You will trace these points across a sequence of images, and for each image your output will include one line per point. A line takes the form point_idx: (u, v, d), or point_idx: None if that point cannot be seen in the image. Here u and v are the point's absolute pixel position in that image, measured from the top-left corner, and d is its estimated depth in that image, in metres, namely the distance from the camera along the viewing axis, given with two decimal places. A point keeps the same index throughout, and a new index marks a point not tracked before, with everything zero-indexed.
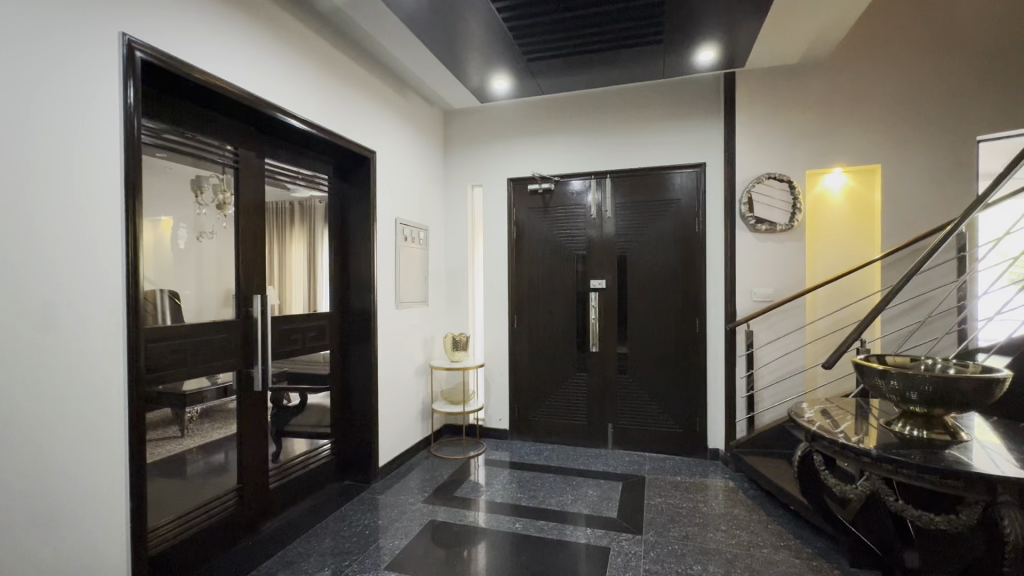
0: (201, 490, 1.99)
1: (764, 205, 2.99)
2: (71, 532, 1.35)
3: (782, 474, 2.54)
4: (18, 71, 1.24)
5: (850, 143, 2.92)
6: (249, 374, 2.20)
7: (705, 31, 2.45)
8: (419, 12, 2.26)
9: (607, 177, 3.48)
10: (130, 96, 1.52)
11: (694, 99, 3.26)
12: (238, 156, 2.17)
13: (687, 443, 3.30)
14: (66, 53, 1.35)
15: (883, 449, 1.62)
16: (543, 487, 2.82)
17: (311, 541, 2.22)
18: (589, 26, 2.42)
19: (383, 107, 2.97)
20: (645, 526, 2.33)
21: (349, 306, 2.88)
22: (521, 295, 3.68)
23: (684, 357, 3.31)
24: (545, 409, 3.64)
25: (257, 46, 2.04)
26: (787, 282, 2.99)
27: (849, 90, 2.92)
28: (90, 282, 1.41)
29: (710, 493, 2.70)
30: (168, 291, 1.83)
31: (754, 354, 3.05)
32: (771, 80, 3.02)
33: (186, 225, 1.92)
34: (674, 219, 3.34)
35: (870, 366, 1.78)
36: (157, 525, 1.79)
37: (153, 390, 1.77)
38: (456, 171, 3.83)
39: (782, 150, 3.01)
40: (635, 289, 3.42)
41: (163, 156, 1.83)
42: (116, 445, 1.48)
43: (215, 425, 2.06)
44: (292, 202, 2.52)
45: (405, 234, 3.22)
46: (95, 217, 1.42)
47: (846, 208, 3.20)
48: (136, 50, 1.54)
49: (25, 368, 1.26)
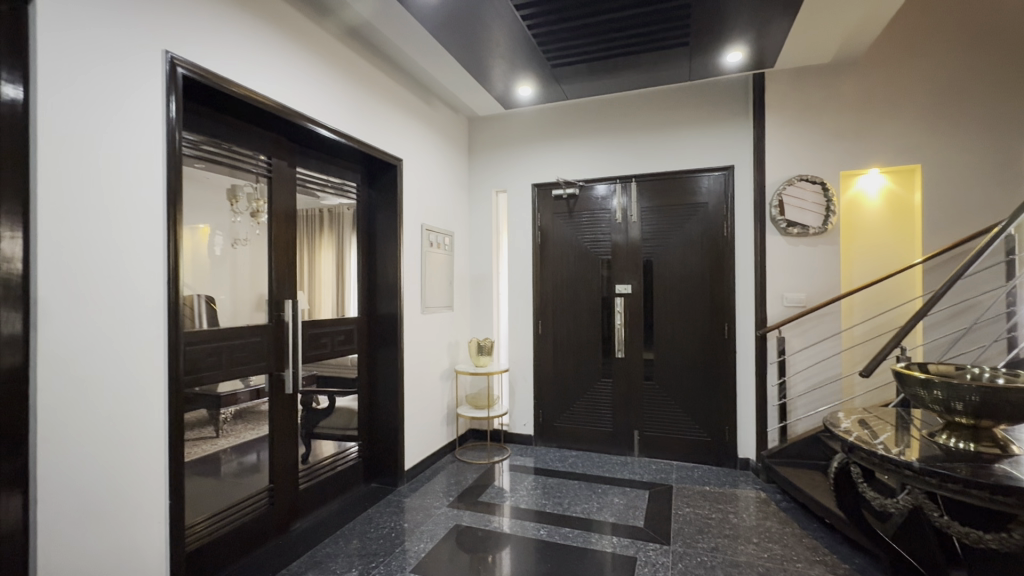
0: (234, 488, 2.05)
1: (796, 207, 2.90)
2: (115, 525, 1.42)
3: (817, 486, 2.45)
4: (74, 91, 1.33)
5: (887, 143, 2.81)
6: (280, 377, 2.26)
7: (732, 31, 2.41)
8: (443, 22, 2.30)
9: (632, 181, 3.45)
10: (173, 111, 1.60)
11: (722, 101, 3.20)
12: (271, 165, 2.24)
13: (716, 452, 3.22)
14: (114, 72, 1.43)
15: (926, 462, 1.55)
16: (568, 494, 2.80)
17: (339, 541, 2.27)
18: (613, 31, 2.42)
19: (409, 115, 3.03)
20: (672, 536, 2.28)
21: (377, 311, 2.93)
22: (545, 300, 3.67)
23: (713, 364, 3.24)
24: (569, 415, 3.61)
25: (289, 59, 2.11)
26: (821, 286, 2.90)
27: (885, 88, 2.82)
28: (133, 288, 1.48)
29: (741, 504, 2.62)
30: (204, 295, 1.91)
31: (786, 361, 2.96)
32: (802, 80, 2.94)
33: (222, 232, 1.99)
34: (701, 223, 3.28)
35: (911, 375, 1.70)
36: (193, 523, 1.85)
37: (190, 391, 1.83)
38: (480, 178, 3.86)
39: (815, 150, 2.92)
40: (662, 294, 3.37)
41: (201, 166, 1.91)
42: (158, 441, 1.55)
43: (248, 426, 2.12)
44: (322, 209, 2.59)
45: (430, 240, 3.26)
46: (138, 224, 1.50)
47: (884, 210, 3.08)
48: (177, 67, 1.62)
49: (76, 368, 1.33)
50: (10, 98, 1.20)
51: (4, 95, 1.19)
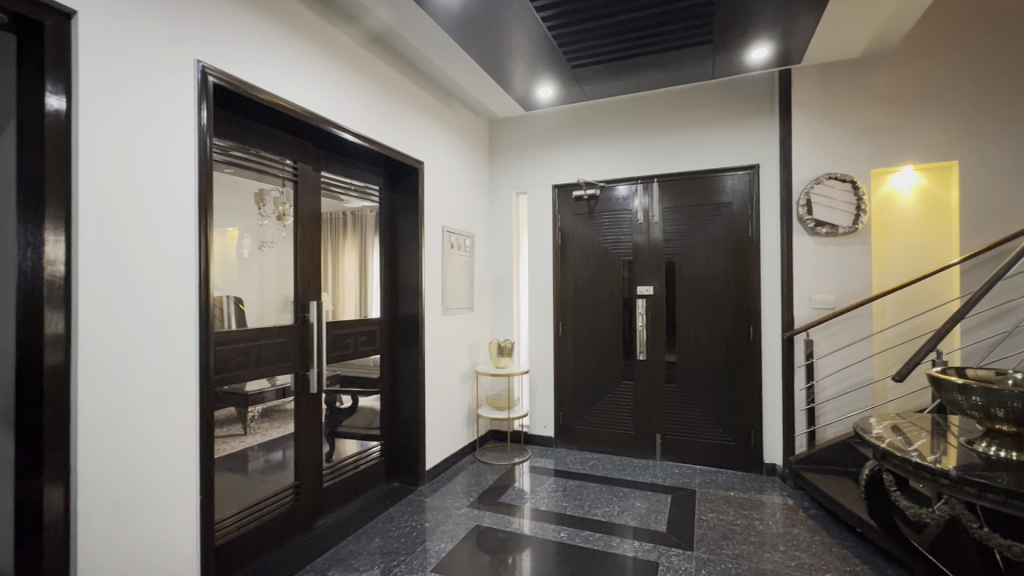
0: (262, 485, 2.10)
1: (824, 206, 2.82)
2: (150, 518, 1.47)
3: (848, 493, 2.38)
4: (115, 99, 1.39)
5: (921, 140, 2.72)
6: (305, 377, 2.31)
7: (757, 28, 2.37)
8: (465, 26, 2.32)
9: (654, 181, 3.41)
10: (204, 118, 1.66)
11: (746, 98, 3.14)
12: (297, 170, 2.29)
13: (741, 457, 3.16)
14: (150, 81, 1.49)
15: (964, 470, 1.49)
16: (589, 497, 2.78)
17: (362, 539, 2.30)
18: (633, 31, 2.40)
19: (431, 118, 3.06)
20: (696, 542, 2.24)
21: (399, 312, 2.97)
22: (565, 301, 3.66)
23: (738, 367, 3.18)
24: (590, 417, 3.59)
25: (315, 66, 2.16)
26: (851, 288, 2.82)
27: (918, 82, 2.73)
28: (167, 290, 1.54)
29: (767, 510, 2.56)
30: (233, 296, 1.96)
31: (815, 364, 2.88)
32: (830, 75, 2.87)
33: (249, 235, 2.05)
34: (725, 224, 3.23)
35: (948, 380, 1.64)
36: (222, 518, 1.90)
37: (220, 390, 1.89)
38: (501, 180, 3.87)
39: (844, 148, 2.84)
40: (685, 296, 3.32)
41: (230, 171, 1.97)
42: (190, 437, 1.61)
43: (274, 424, 2.17)
44: (345, 212, 2.63)
45: (451, 242, 3.29)
46: (173, 227, 1.56)
47: (918, 209, 2.98)
48: (208, 75, 1.67)
49: (114, 366, 1.39)
50: (54, 109, 1.27)
51: (48, 106, 1.26)
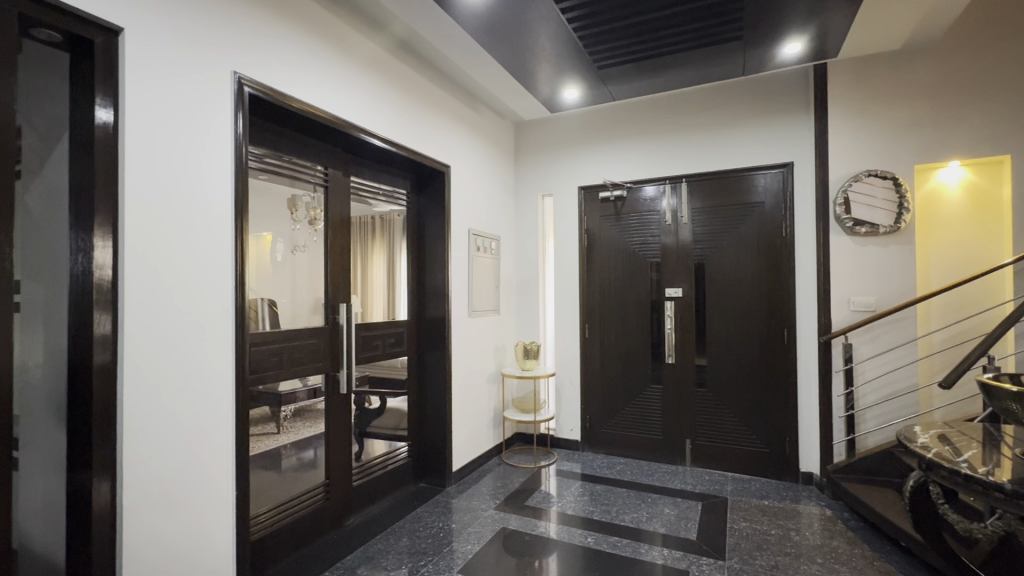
0: (294, 483, 2.16)
1: (863, 205, 2.71)
2: (190, 515, 1.53)
3: (891, 505, 2.27)
4: (158, 110, 1.46)
5: (968, 133, 2.58)
6: (335, 378, 2.35)
7: (790, 23, 2.31)
8: (490, 29, 2.33)
9: (683, 181, 3.35)
10: (240, 127, 1.72)
11: (780, 95, 3.05)
12: (328, 176, 2.35)
13: (776, 464, 3.06)
14: (191, 92, 1.55)
15: (1020, 484, 1.41)
16: (616, 502, 2.74)
17: (390, 539, 2.33)
18: (660, 29, 2.37)
19: (457, 122, 3.09)
20: (727, 551, 2.18)
21: (426, 314, 3.00)
22: (592, 304, 3.62)
23: (772, 372, 3.08)
24: (618, 421, 3.54)
25: (345, 74, 2.21)
26: (893, 289, 2.69)
27: (967, 73, 2.59)
28: (205, 292, 1.60)
29: (803, 521, 2.47)
30: (268, 299, 2.03)
31: (854, 369, 2.76)
32: (868, 69, 2.75)
33: (282, 240, 2.11)
34: (757, 224, 3.14)
35: (1001, 388, 1.54)
36: (257, 514, 1.97)
37: (255, 389, 1.95)
38: (527, 182, 3.87)
39: (884, 144, 2.72)
40: (715, 298, 3.24)
41: (265, 178, 2.04)
42: (226, 435, 1.66)
43: (306, 424, 2.23)
44: (374, 216, 2.69)
45: (478, 245, 3.31)
46: (211, 231, 1.62)
47: (965, 206, 2.83)
48: (244, 86, 1.74)
49: (157, 365, 1.45)
50: (102, 121, 1.34)
51: (97, 119, 1.33)
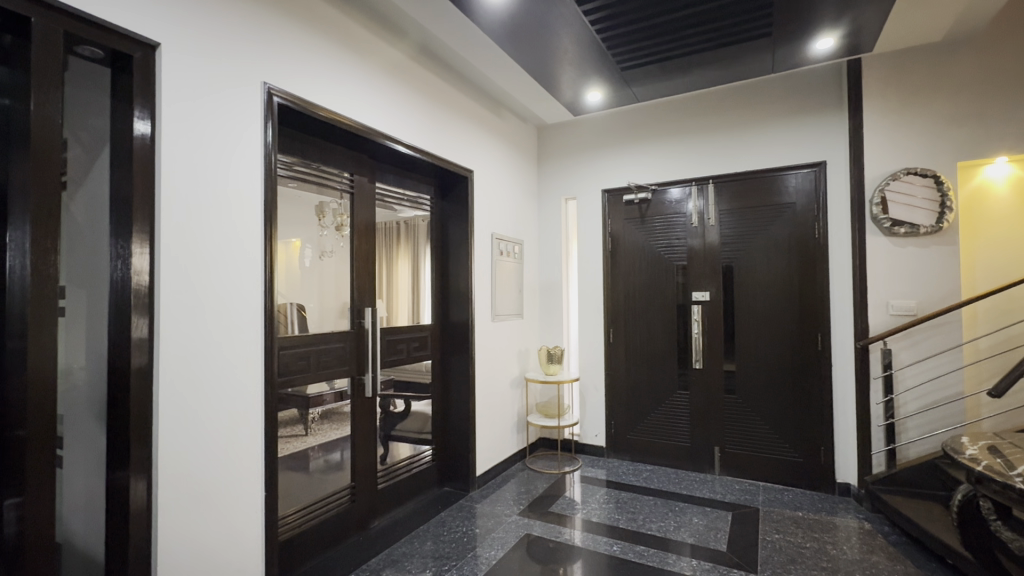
0: (321, 485, 2.19)
1: (902, 204, 2.59)
2: (219, 516, 1.57)
3: (937, 520, 2.15)
4: (192, 119, 1.51)
5: (1016, 128, 2.45)
6: (361, 381, 2.39)
7: (821, 18, 2.23)
8: (512, 33, 2.35)
9: (709, 182, 3.28)
10: (269, 136, 1.77)
11: (810, 93, 2.96)
12: (353, 182, 2.39)
13: (810, 474, 2.95)
14: (223, 103, 1.60)
15: None
16: (643, 510, 2.68)
17: (414, 542, 2.34)
18: (685, 28, 2.33)
19: (479, 127, 3.10)
20: (759, 564, 2.10)
21: (450, 318, 3.02)
22: (616, 307, 3.58)
23: (804, 377, 2.98)
24: (644, 427, 3.47)
25: (370, 82, 2.25)
26: (935, 292, 2.57)
27: (1015, 64, 2.45)
28: (235, 296, 1.64)
29: (841, 534, 2.37)
30: (296, 303, 2.07)
31: (894, 376, 2.64)
32: (906, 63, 2.64)
33: (311, 245, 2.15)
34: (788, 225, 3.05)
35: None
36: (286, 515, 2.00)
37: (283, 392, 2.00)
38: (549, 185, 3.85)
39: (924, 141, 2.60)
40: (744, 301, 3.16)
41: (293, 185, 2.09)
42: (254, 438, 1.69)
43: (334, 426, 2.26)
44: (398, 221, 2.73)
45: (501, 249, 3.31)
46: (241, 238, 1.66)
47: (1013, 203, 2.68)
48: (274, 96, 1.79)
49: (191, 367, 1.50)
50: (140, 133, 1.40)
51: (135, 130, 1.38)
